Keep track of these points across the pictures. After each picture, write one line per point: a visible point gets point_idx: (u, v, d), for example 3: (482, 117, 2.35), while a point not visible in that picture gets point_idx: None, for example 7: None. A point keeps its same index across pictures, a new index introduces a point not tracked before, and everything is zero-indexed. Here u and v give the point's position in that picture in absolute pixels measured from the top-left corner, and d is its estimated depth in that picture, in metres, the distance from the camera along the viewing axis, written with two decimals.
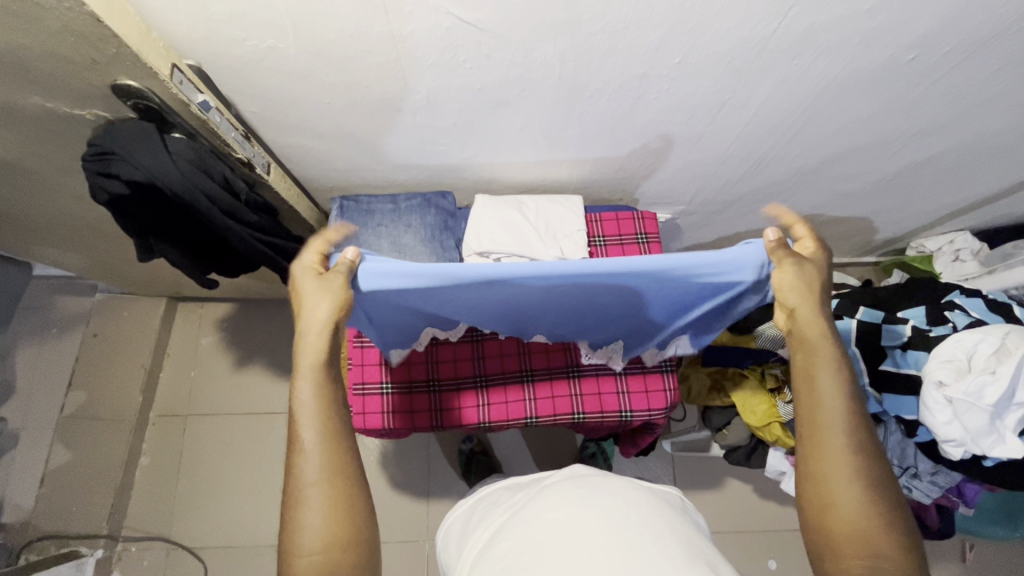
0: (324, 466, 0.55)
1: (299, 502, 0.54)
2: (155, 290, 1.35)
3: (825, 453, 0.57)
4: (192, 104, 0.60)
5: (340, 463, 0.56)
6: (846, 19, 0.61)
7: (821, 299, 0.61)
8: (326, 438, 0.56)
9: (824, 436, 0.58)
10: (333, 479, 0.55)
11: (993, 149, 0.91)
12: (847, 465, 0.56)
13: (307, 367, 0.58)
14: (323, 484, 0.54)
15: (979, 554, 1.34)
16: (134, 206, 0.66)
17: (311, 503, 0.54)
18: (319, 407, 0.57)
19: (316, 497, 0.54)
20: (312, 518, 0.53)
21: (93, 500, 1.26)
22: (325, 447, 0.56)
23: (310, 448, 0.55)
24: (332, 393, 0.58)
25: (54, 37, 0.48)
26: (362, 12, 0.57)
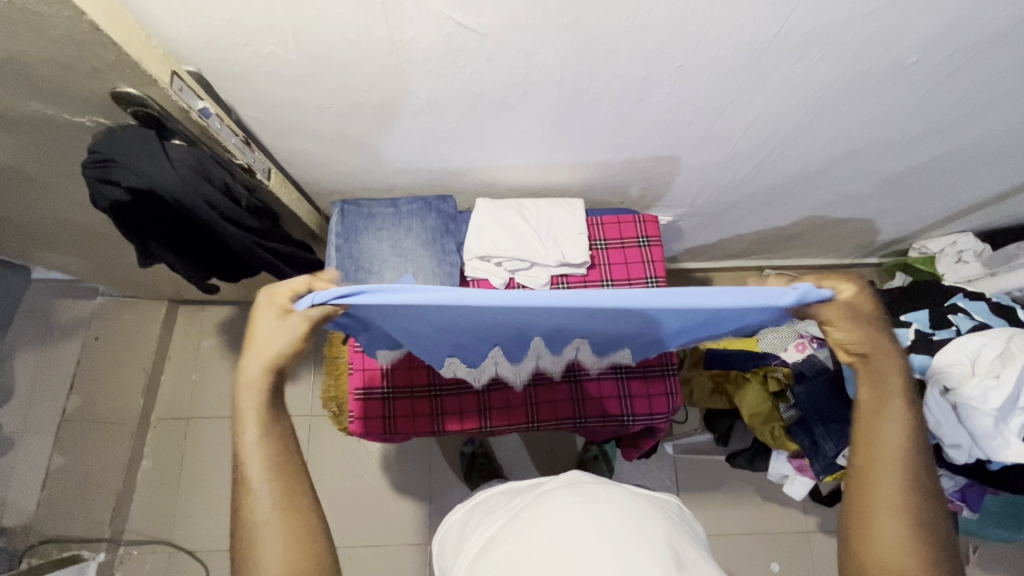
0: (275, 505, 0.53)
1: (253, 540, 0.52)
2: (155, 293, 1.35)
3: (879, 487, 0.55)
4: (193, 111, 0.60)
5: (294, 502, 0.54)
6: (848, 22, 0.60)
7: (893, 337, 0.56)
8: (277, 479, 0.54)
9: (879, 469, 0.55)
10: (287, 509, 0.53)
11: (996, 150, 0.90)
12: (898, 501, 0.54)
13: (252, 399, 0.55)
14: (276, 522, 0.52)
15: (982, 556, 1.34)
16: (134, 213, 0.66)
17: (265, 543, 0.52)
18: (267, 449, 0.54)
19: (270, 536, 0.52)
20: (269, 556, 0.51)
21: (95, 504, 1.26)
22: (275, 485, 0.53)
23: (261, 487, 0.53)
24: (281, 435, 0.56)
25: (54, 45, 0.48)
26: (363, 17, 0.57)
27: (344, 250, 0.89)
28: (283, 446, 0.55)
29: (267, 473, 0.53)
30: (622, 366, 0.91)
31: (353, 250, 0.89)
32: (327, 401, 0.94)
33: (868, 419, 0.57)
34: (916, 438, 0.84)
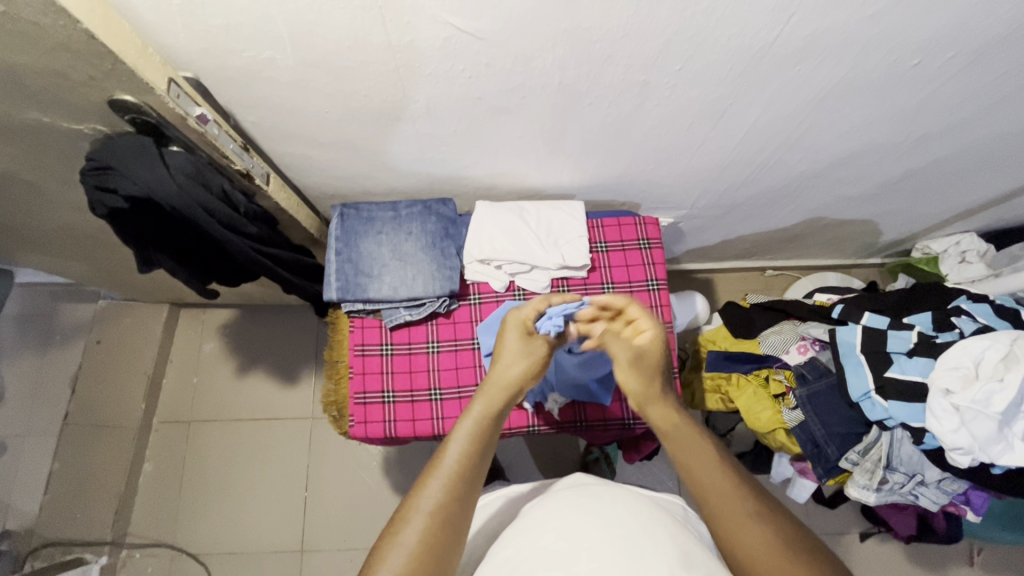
0: (457, 470, 0.55)
1: (423, 481, 0.55)
2: (157, 297, 1.35)
3: (739, 530, 0.54)
4: (191, 117, 0.60)
5: (467, 482, 0.55)
6: (847, 25, 0.60)
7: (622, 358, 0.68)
8: (468, 450, 0.57)
9: (726, 501, 0.56)
10: (454, 487, 0.54)
11: (1000, 152, 0.90)
12: (760, 528, 0.54)
13: (497, 387, 0.63)
14: (450, 481, 0.54)
15: (987, 559, 1.33)
16: (132, 219, 0.66)
17: (429, 488, 0.54)
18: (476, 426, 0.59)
19: (437, 486, 0.54)
20: (427, 499, 0.53)
21: (98, 508, 1.26)
22: (466, 452, 0.57)
23: (456, 444, 0.57)
24: (494, 416, 0.61)
25: (51, 54, 0.48)
26: (361, 22, 0.57)
27: (344, 254, 0.89)
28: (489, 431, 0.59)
29: (469, 437, 0.58)
30: None
31: (353, 254, 0.89)
32: (327, 405, 0.93)
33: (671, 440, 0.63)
34: (919, 442, 0.82)
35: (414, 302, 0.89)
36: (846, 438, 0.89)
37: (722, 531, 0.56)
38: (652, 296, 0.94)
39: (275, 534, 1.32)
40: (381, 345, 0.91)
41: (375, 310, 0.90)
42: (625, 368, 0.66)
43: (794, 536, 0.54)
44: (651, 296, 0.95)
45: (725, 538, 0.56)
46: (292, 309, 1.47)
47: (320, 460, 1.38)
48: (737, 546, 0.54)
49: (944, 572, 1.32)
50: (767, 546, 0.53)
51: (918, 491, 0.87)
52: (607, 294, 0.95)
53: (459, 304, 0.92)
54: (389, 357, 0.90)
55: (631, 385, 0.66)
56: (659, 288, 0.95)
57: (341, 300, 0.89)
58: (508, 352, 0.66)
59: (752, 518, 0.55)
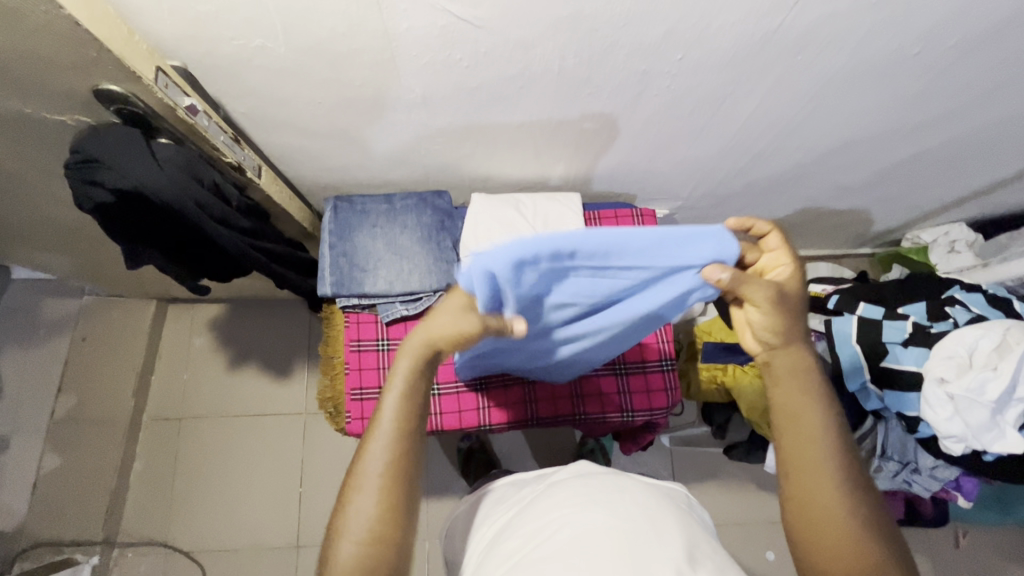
0: (388, 467, 0.55)
1: (350, 501, 0.55)
2: (144, 291, 1.32)
3: (806, 496, 0.57)
4: (180, 108, 0.57)
5: (401, 467, 0.55)
6: (849, 13, 0.59)
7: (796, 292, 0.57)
8: (394, 447, 0.56)
9: (807, 444, 0.58)
10: (392, 483, 0.55)
11: (991, 141, 0.90)
12: (827, 470, 0.56)
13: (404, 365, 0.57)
14: (385, 484, 0.55)
15: (972, 541, 1.36)
16: (120, 214, 0.63)
17: (365, 492, 0.55)
18: (399, 415, 0.56)
19: (372, 492, 0.55)
20: (365, 503, 0.54)
21: (88, 507, 1.24)
22: (392, 457, 0.56)
23: (381, 445, 0.56)
24: (416, 394, 0.57)
25: (33, 41, 0.46)
26: (357, 9, 0.55)
27: (338, 248, 0.87)
28: (413, 418, 0.57)
29: (392, 428, 0.56)
30: (620, 363, 0.91)
31: (348, 248, 0.87)
32: (323, 402, 0.92)
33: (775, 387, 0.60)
34: (913, 431, 0.84)
35: (411, 296, 0.88)
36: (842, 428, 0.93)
37: (792, 462, 0.58)
38: None
39: (271, 529, 1.31)
40: (377, 340, 0.89)
41: (371, 305, 0.89)
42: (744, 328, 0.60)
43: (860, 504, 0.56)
44: None
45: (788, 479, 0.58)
46: (284, 303, 1.45)
47: (314, 456, 1.36)
48: (796, 471, 0.58)
49: (932, 555, 1.35)
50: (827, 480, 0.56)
51: (911, 479, 0.88)
52: None
53: None
54: (386, 352, 0.89)
55: (758, 320, 0.57)
56: None
57: (336, 295, 0.87)
58: (439, 309, 0.55)
59: (827, 460, 0.57)
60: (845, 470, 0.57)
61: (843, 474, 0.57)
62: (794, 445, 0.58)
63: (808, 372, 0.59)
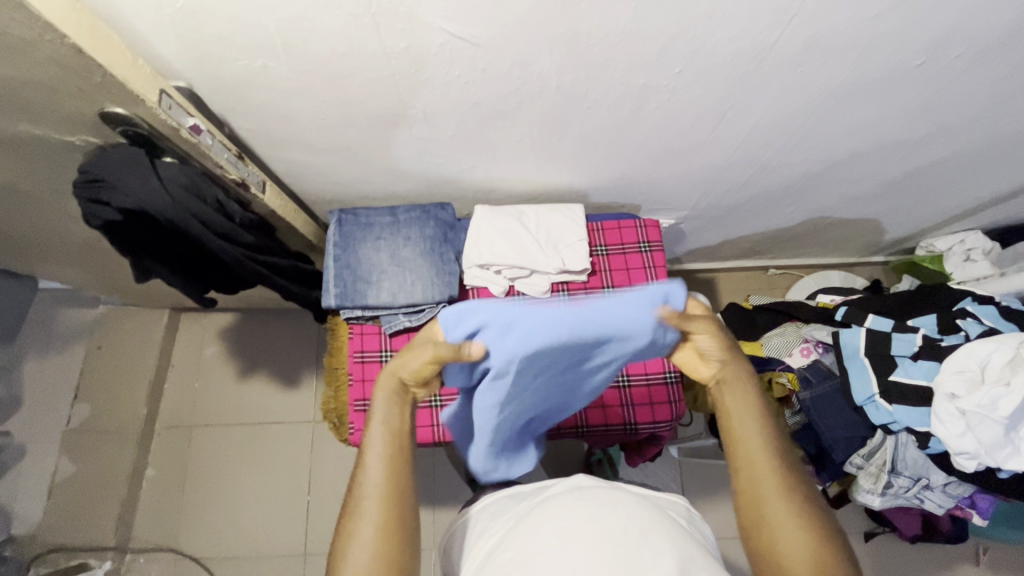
0: (383, 482, 0.57)
1: (351, 522, 0.55)
2: (157, 301, 1.35)
3: (766, 517, 0.55)
4: (183, 129, 0.59)
5: (397, 479, 0.57)
6: (849, 26, 0.59)
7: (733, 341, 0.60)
8: (389, 462, 0.57)
9: (756, 466, 0.57)
10: (389, 497, 0.56)
11: (1005, 150, 0.88)
12: (778, 492, 0.56)
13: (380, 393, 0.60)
14: (383, 498, 0.56)
15: (992, 558, 1.32)
16: (127, 230, 0.65)
17: (366, 512, 0.55)
18: (386, 429, 0.58)
19: (373, 507, 0.55)
20: (366, 520, 0.54)
21: (102, 513, 1.27)
22: (387, 472, 0.57)
23: (375, 461, 0.57)
24: (400, 413, 0.60)
25: (39, 68, 0.47)
26: (355, 29, 0.56)
27: (342, 260, 0.88)
28: (402, 433, 0.59)
29: (383, 444, 0.58)
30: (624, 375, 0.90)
31: (352, 261, 0.88)
32: (328, 413, 0.93)
33: (728, 422, 0.60)
34: (924, 446, 0.81)
35: (413, 308, 0.89)
36: (851, 443, 0.88)
37: (747, 489, 0.57)
38: None
39: (279, 537, 1.32)
40: (380, 351, 0.90)
41: (374, 317, 0.90)
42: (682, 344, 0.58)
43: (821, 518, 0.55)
44: None
45: (748, 505, 0.57)
46: (293, 313, 1.47)
47: (322, 464, 1.37)
48: (751, 496, 0.57)
49: (949, 572, 1.32)
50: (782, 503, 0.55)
51: (923, 495, 0.86)
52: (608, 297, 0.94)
53: None
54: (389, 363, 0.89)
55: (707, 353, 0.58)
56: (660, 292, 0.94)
57: (339, 307, 0.88)
58: (409, 346, 0.59)
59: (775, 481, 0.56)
60: (795, 486, 0.56)
61: (795, 493, 0.56)
62: (744, 470, 0.58)
63: (745, 388, 0.60)
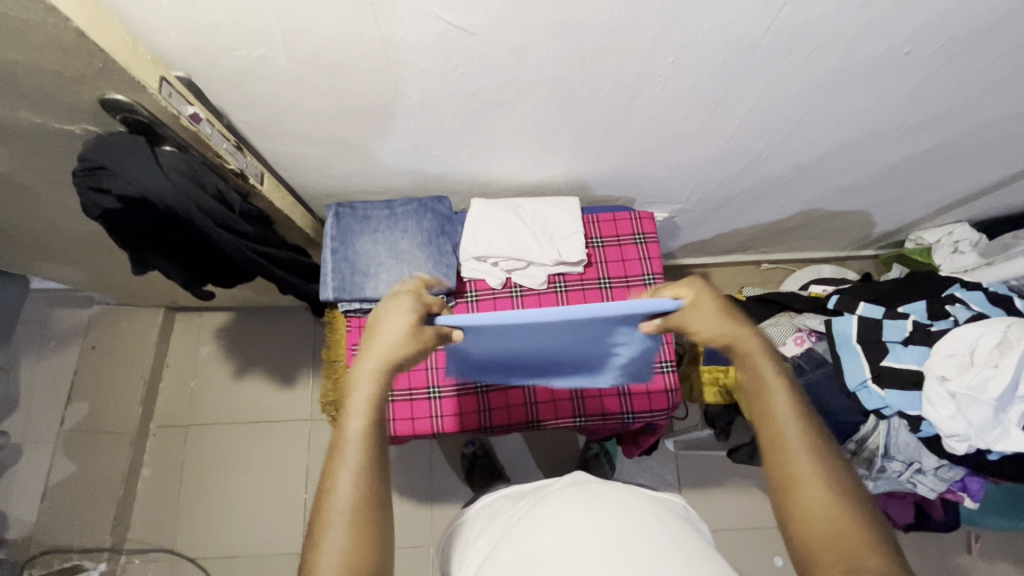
0: (354, 495, 0.53)
1: (320, 539, 0.51)
2: (152, 300, 1.34)
3: (801, 496, 0.54)
4: (183, 116, 0.60)
5: (371, 488, 0.54)
6: (839, 13, 0.60)
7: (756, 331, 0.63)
8: (360, 472, 0.54)
9: (785, 442, 0.57)
10: (362, 509, 0.52)
11: (989, 141, 0.91)
12: (812, 472, 0.55)
13: (362, 395, 0.58)
14: (353, 511, 0.52)
15: (985, 546, 1.34)
16: (126, 219, 0.65)
17: (336, 524, 0.51)
18: (362, 436, 0.55)
19: (343, 520, 0.52)
20: (336, 536, 0.51)
21: (97, 513, 1.26)
22: (359, 481, 0.53)
23: (347, 470, 0.54)
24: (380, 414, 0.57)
25: (41, 54, 0.47)
26: (353, 18, 0.57)
27: (340, 253, 0.89)
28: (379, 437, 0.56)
29: (360, 450, 0.55)
30: None
31: (349, 254, 0.89)
32: (326, 405, 0.93)
33: (758, 408, 0.61)
34: (916, 430, 0.83)
35: None
36: (844, 428, 0.89)
37: (778, 475, 0.57)
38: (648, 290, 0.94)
39: (275, 536, 1.31)
40: None
41: (372, 309, 0.90)
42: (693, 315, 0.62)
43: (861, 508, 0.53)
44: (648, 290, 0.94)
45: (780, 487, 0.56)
46: (289, 311, 1.47)
47: (319, 463, 1.37)
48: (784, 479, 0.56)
49: (943, 560, 1.33)
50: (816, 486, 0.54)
51: (915, 479, 0.88)
52: (603, 289, 0.95)
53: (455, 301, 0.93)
54: None
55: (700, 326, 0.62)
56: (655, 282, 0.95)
57: (337, 300, 0.88)
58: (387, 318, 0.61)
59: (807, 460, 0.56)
60: (829, 472, 0.55)
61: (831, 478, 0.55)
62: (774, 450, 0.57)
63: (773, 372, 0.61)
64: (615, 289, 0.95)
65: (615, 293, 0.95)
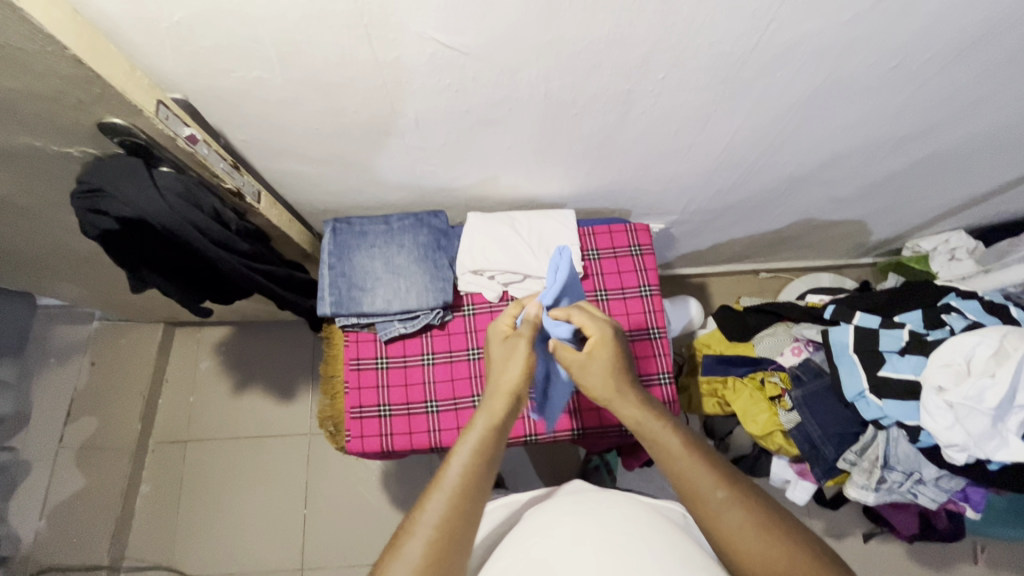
0: (443, 520, 0.52)
1: (397, 550, 0.51)
2: (152, 316, 1.35)
3: (729, 536, 0.54)
4: (180, 138, 0.60)
5: (460, 521, 0.52)
6: (825, 30, 0.61)
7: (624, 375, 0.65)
8: (455, 501, 0.53)
9: (694, 486, 0.57)
10: (443, 538, 0.51)
11: (981, 150, 0.91)
12: (730, 508, 0.55)
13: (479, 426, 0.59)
14: (436, 537, 0.51)
15: (991, 556, 1.33)
16: (124, 239, 0.66)
17: (416, 539, 0.51)
18: (465, 469, 0.55)
19: (423, 541, 0.51)
20: (413, 549, 0.50)
21: (97, 531, 1.26)
22: (452, 508, 0.53)
23: (442, 494, 0.53)
24: (487, 453, 0.57)
25: (39, 81, 0.48)
26: (348, 40, 0.58)
27: (337, 269, 0.89)
28: (480, 474, 0.56)
29: (459, 477, 0.54)
30: None
31: (347, 269, 0.89)
32: (324, 421, 0.93)
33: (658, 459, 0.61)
34: (915, 440, 0.83)
35: (408, 314, 0.89)
36: (844, 439, 0.89)
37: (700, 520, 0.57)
38: (645, 302, 0.95)
39: (275, 552, 1.31)
40: (376, 358, 0.90)
41: (369, 324, 0.90)
42: (584, 374, 0.66)
43: (773, 519, 0.54)
44: (644, 302, 0.95)
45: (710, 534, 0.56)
46: (288, 325, 1.47)
47: (319, 477, 1.37)
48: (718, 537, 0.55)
49: (949, 570, 1.32)
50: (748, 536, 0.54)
51: (916, 490, 0.87)
52: (600, 301, 0.95)
53: (452, 315, 0.93)
54: (385, 370, 0.90)
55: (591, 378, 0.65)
56: (652, 294, 0.96)
57: (335, 315, 0.88)
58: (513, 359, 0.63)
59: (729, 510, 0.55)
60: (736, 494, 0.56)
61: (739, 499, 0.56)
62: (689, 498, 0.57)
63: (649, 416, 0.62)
64: (612, 301, 0.95)
65: (611, 305, 0.95)
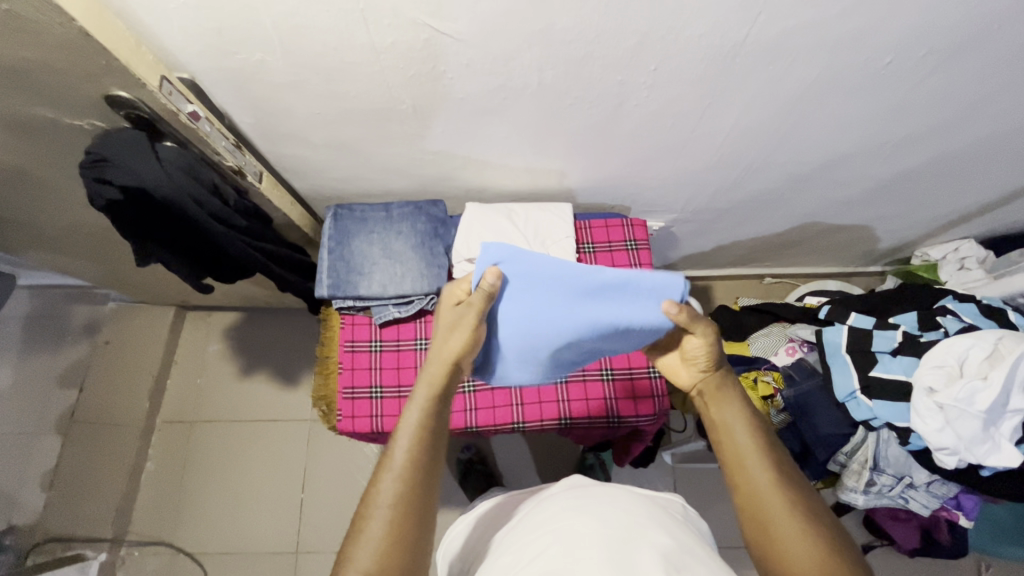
0: (396, 497, 0.55)
1: (359, 532, 0.54)
2: (164, 299, 1.39)
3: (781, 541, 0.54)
4: (182, 113, 0.63)
5: (412, 497, 0.55)
6: (814, 24, 0.62)
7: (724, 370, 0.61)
8: (405, 477, 0.56)
9: (759, 487, 0.57)
10: (400, 513, 0.54)
11: (986, 154, 0.90)
12: (789, 517, 0.55)
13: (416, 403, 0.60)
14: (394, 514, 0.54)
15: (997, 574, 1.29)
16: (128, 211, 0.69)
17: (375, 518, 0.54)
18: (410, 450, 0.57)
19: (381, 517, 0.54)
20: (375, 527, 0.53)
21: (102, 503, 1.30)
22: (405, 482, 0.55)
23: (392, 476, 0.56)
24: (427, 427, 0.58)
25: (49, 51, 0.51)
26: (345, 24, 0.60)
27: (336, 253, 0.92)
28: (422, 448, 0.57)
29: (407, 454, 0.57)
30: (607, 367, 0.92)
31: (345, 253, 0.92)
32: (316, 401, 0.95)
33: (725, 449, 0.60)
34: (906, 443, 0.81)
35: (403, 299, 0.91)
36: (834, 441, 0.87)
37: (752, 519, 0.56)
38: None
39: (273, 534, 1.33)
40: (371, 341, 0.93)
41: (365, 307, 0.92)
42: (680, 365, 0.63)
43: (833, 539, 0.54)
44: None
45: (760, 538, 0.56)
46: (295, 313, 1.50)
47: (319, 463, 1.39)
48: (754, 516, 0.56)
49: None
50: (787, 522, 0.55)
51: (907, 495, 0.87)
52: None
53: None
54: (378, 353, 0.92)
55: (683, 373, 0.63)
56: None
57: (331, 297, 0.91)
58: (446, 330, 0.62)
59: (773, 496, 0.56)
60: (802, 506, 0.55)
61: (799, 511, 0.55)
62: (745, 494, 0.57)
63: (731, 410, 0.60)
64: None
65: None
